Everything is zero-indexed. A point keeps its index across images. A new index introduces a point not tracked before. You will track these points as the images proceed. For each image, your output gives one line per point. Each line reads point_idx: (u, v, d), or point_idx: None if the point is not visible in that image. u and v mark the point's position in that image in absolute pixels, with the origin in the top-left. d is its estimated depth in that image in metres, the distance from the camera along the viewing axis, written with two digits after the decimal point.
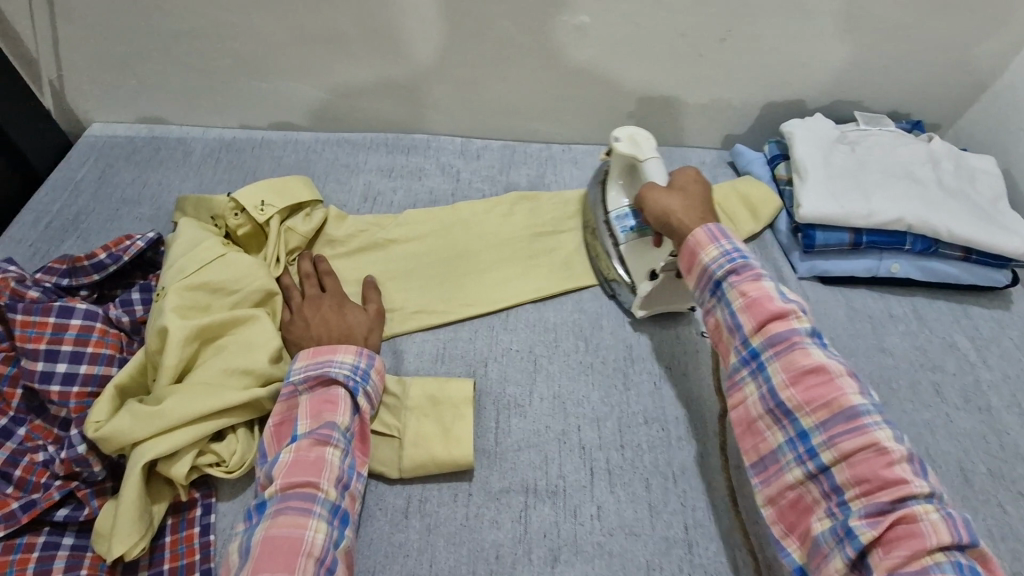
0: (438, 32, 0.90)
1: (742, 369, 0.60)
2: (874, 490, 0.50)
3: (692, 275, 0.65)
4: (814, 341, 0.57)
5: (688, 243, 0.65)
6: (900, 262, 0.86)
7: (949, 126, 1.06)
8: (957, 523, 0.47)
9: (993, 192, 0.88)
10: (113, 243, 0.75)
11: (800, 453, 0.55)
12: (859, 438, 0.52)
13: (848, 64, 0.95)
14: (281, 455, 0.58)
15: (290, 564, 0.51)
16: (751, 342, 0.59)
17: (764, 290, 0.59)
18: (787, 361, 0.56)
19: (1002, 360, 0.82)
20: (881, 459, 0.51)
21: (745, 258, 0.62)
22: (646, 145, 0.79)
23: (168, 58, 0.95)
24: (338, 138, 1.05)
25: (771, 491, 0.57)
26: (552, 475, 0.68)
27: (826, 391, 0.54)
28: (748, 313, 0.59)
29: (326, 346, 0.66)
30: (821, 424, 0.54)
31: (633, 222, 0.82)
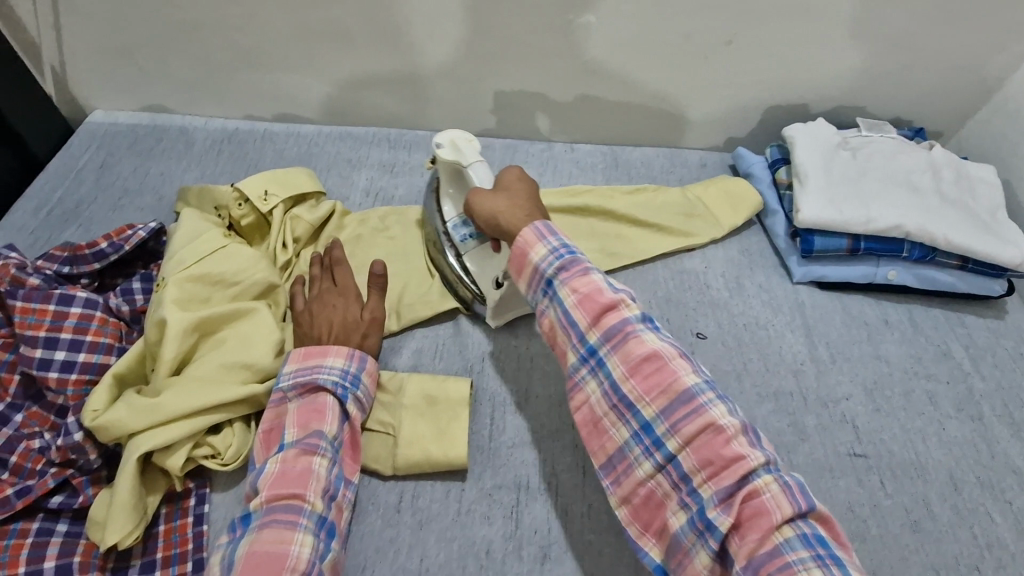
0: (443, 28, 0.90)
1: (580, 369, 0.60)
2: (719, 473, 0.51)
3: (522, 276, 0.63)
4: (646, 327, 0.58)
5: (518, 243, 0.63)
6: (896, 269, 0.86)
7: (951, 134, 1.05)
8: (796, 491, 0.49)
9: (992, 202, 0.88)
10: (114, 232, 0.75)
11: (646, 446, 0.56)
12: (699, 420, 0.53)
13: (852, 70, 0.95)
14: (267, 466, 0.59)
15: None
16: (590, 339, 0.58)
17: (594, 284, 0.59)
18: (623, 353, 0.57)
19: (995, 370, 0.82)
20: (719, 440, 0.52)
21: (573, 254, 0.61)
22: (468, 149, 0.80)
23: (172, 47, 0.95)
24: (341, 132, 1.05)
25: (625, 489, 0.58)
26: (544, 473, 0.69)
27: (662, 378, 0.55)
28: (582, 309, 0.59)
29: (317, 347, 0.67)
30: (661, 413, 0.55)
31: (469, 230, 0.81)
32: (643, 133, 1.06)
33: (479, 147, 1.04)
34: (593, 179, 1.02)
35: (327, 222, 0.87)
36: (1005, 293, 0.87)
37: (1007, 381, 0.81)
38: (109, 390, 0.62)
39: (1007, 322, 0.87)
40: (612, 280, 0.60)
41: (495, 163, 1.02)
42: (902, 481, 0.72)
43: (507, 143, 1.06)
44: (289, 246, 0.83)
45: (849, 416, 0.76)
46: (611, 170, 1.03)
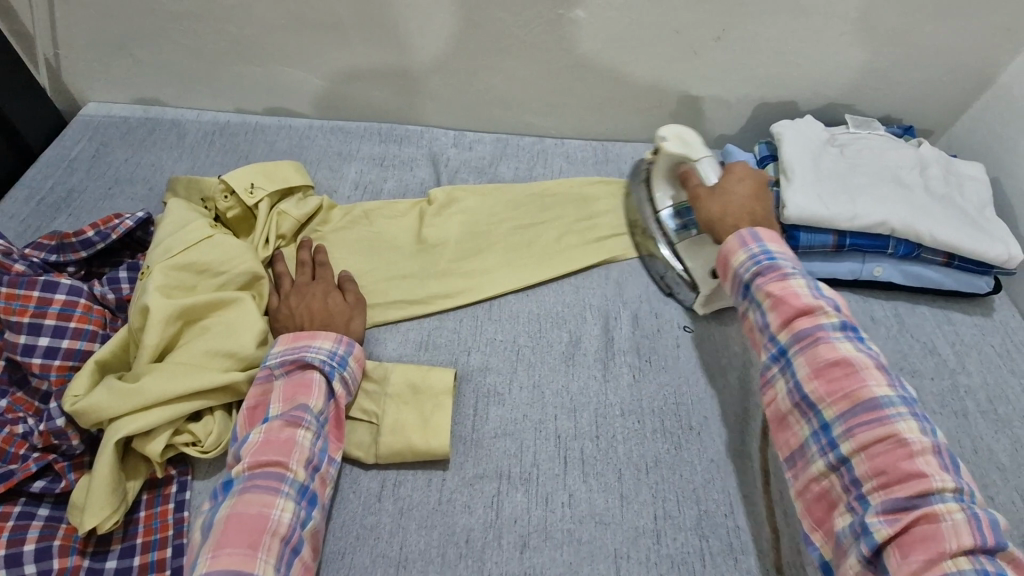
0: (434, 22, 0.91)
1: (771, 365, 0.63)
2: (891, 484, 0.52)
3: (727, 281, 0.69)
4: (844, 335, 0.59)
5: (723, 250, 0.69)
6: (882, 266, 0.86)
7: (941, 132, 1.06)
8: (985, 525, 0.48)
9: (980, 199, 0.88)
10: (102, 221, 0.76)
11: (822, 445, 0.57)
12: (879, 431, 0.54)
13: (842, 67, 0.95)
14: (251, 435, 0.59)
15: (255, 541, 0.52)
16: (779, 339, 0.62)
17: (795, 292, 0.62)
18: (810, 355, 0.59)
19: (980, 366, 0.82)
20: (901, 454, 0.52)
21: (772, 261, 0.65)
22: (694, 143, 0.81)
23: (165, 39, 0.95)
24: (332, 125, 1.05)
25: (799, 482, 0.59)
26: (526, 463, 0.69)
27: (847, 383, 0.57)
28: (777, 312, 0.62)
29: (306, 331, 0.67)
30: (843, 417, 0.56)
31: (683, 222, 0.84)
32: (635, 128, 1.06)
33: (470, 141, 1.05)
34: (584, 173, 1.02)
35: (314, 217, 0.87)
36: (993, 290, 0.87)
37: (992, 378, 0.81)
38: (92, 373, 0.62)
39: (993, 319, 0.87)
40: (816, 287, 0.62)
41: (486, 157, 1.03)
42: None
43: (497, 137, 1.06)
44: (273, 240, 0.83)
45: None
46: (602, 164, 1.03)
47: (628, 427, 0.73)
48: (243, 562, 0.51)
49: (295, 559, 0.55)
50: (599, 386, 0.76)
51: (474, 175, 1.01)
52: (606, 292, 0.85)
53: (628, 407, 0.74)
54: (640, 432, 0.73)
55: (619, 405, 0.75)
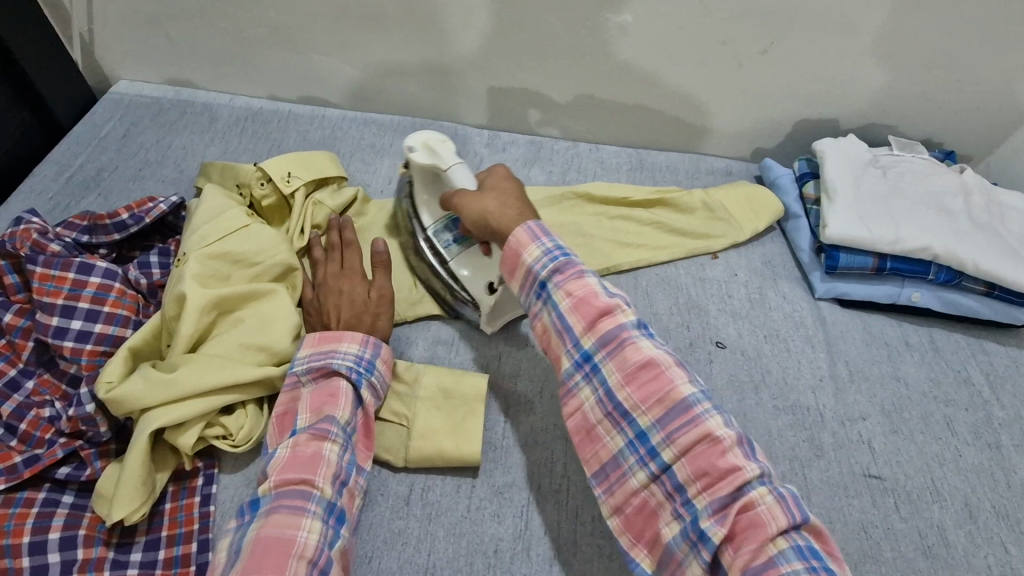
0: (478, 19, 0.89)
1: (575, 374, 0.57)
2: (715, 485, 0.49)
3: (516, 279, 0.61)
4: (642, 334, 0.56)
5: (510, 244, 0.61)
6: (921, 291, 0.85)
7: (981, 159, 1.04)
8: (791, 503, 0.48)
9: (1022, 229, 0.87)
10: (136, 203, 0.74)
11: (641, 456, 0.53)
12: (694, 431, 0.51)
13: (886, 88, 0.94)
14: (277, 451, 0.57)
15: (281, 565, 0.48)
16: (584, 344, 0.56)
17: (587, 289, 0.57)
18: (619, 359, 0.54)
19: (1015, 399, 0.81)
20: (714, 451, 0.50)
21: (567, 256, 0.59)
22: (444, 150, 0.75)
23: (203, 21, 0.94)
24: (365, 118, 1.04)
25: (619, 498, 0.55)
26: (556, 474, 0.68)
27: (658, 386, 0.53)
28: (578, 313, 0.56)
29: (331, 332, 0.65)
30: (658, 421, 0.52)
31: (453, 235, 0.78)
32: (670, 138, 1.05)
33: (504, 142, 1.03)
34: (617, 180, 1.01)
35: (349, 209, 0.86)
36: None
37: None
38: (124, 360, 0.61)
39: None
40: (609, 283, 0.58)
41: (519, 159, 1.01)
42: (917, 506, 0.71)
43: (532, 139, 1.05)
44: (309, 229, 0.81)
45: (866, 436, 0.75)
46: (636, 172, 1.02)
47: None
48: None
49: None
50: None
51: (507, 176, 0.99)
52: (638, 303, 0.84)
53: None
54: None
55: None
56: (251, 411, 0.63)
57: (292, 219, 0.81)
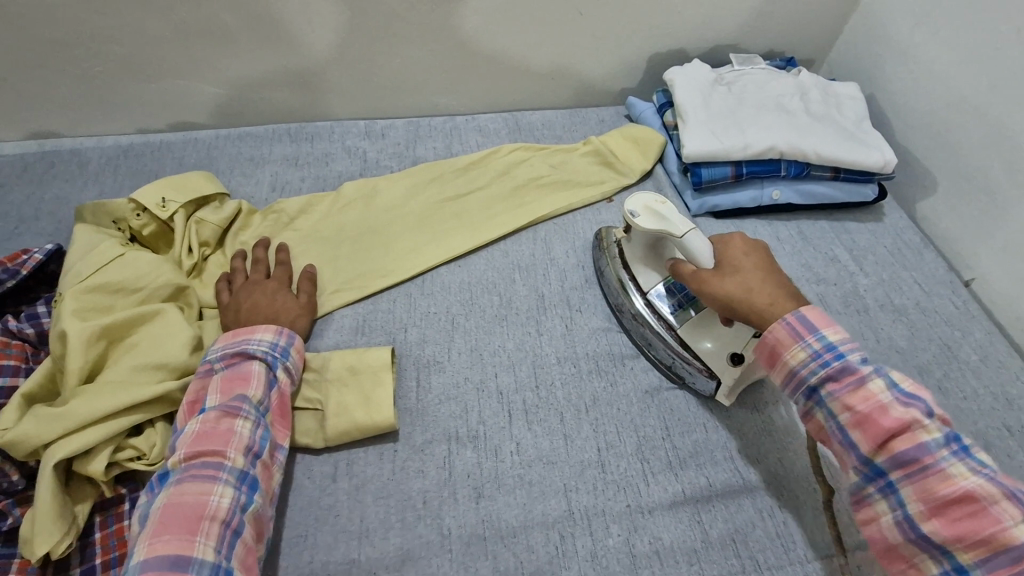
0: (322, 16, 0.91)
1: (867, 486, 0.56)
2: (981, 548, 0.50)
3: (777, 373, 0.61)
4: (950, 454, 0.52)
5: (767, 339, 0.61)
6: (780, 189, 0.92)
7: (822, 60, 1.13)
8: None
9: (857, 114, 0.95)
10: (8, 258, 0.74)
11: (902, 521, 0.53)
12: (952, 494, 0.51)
13: (719, 10, 1.01)
14: (187, 426, 0.61)
15: (193, 530, 0.55)
16: (866, 451, 0.55)
17: (873, 395, 0.55)
18: (922, 486, 0.52)
19: (876, 267, 0.90)
20: (978, 514, 0.50)
21: (841, 359, 0.57)
22: (670, 214, 0.73)
23: (47, 68, 0.93)
24: (240, 132, 1.04)
25: (887, 560, 0.55)
26: (472, 422, 0.72)
27: (977, 525, 0.50)
28: (863, 433, 0.55)
29: (246, 326, 0.69)
30: (921, 496, 0.52)
31: (678, 301, 0.77)
32: (540, 95, 1.09)
33: (382, 129, 1.06)
34: (498, 143, 1.05)
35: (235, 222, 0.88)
36: (879, 197, 0.95)
37: (887, 275, 0.89)
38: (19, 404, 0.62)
39: (884, 223, 0.95)
40: (895, 387, 0.55)
41: (400, 142, 1.04)
42: None
43: (409, 122, 1.07)
44: (194, 249, 0.83)
45: None
46: (514, 133, 1.06)
47: (565, 373, 0.77)
48: (181, 548, 0.53)
49: (237, 542, 0.56)
50: (533, 340, 0.80)
51: (390, 161, 1.02)
52: (531, 253, 0.89)
53: (563, 355, 0.79)
54: (577, 375, 0.77)
55: (554, 354, 0.79)
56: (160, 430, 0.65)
57: (175, 241, 0.82)
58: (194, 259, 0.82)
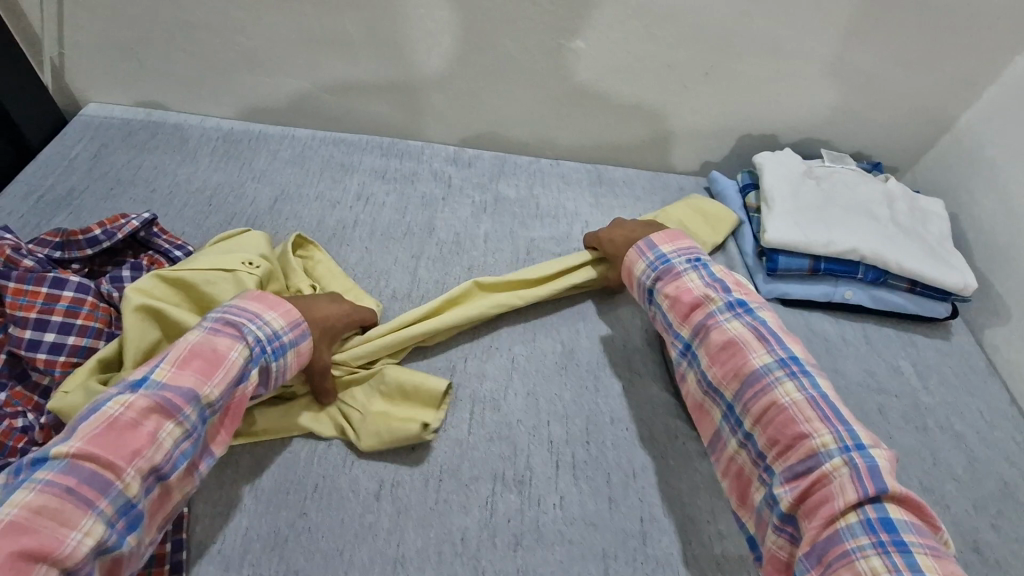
0: (441, 44, 0.95)
1: (681, 360, 0.74)
2: (787, 450, 0.61)
3: (635, 288, 0.82)
4: (737, 320, 0.70)
5: (627, 262, 0.83)
6: (853, 290, 0.92)
7: (906, 170, 1.14)
8: (864, 475, 0.55)
9: (941, 232, 0.96)
10: (109, 220, 0.77)
11: (732, 425, 0.67)
12: (763, 398, 0.64)
13: (817, 105, 1.03)
14: (104, 405, 0.53)
15: (127, 457, 0.51)
16: (682, 333, 0.74)
17: (687, 287, 0.75)
18: (707, 344, 0.71)
19: (940, 387, 0.88)
20: (786, 418, 0.62)
21: (667, 265, 0.79)
22: None
23: (175, 47, 0.98)
24: (335, 137, 1.08)
25: (721, 465, 0.68)
26: (520, 466, 0.72)
27: (752, 386, 0.65)
28: (674, 309, 0.75)
29: (269, 300, 0.68)
30: (734, 393, 0.67)
31: None
32: (625, 153, 1.12)
33: (469, 158, 1.09)
34: (578, 192, 1.07)
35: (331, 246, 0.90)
36: (950, 316, 0.95)
37: (951, 397, 0.87)
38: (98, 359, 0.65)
39: (952, 343, 0.94)
40: (705, 277, 0.76)
41: (484, 174, 1.07)
42: None
43: (496, 156, 1.10)
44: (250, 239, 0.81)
45: None
46: (595, 186, 1.08)
47: (617, 435, 0.76)
48: (107, 466, 0.50)
49: None
50: (590, 396, 0.79)
51: (472, 191, 1.04)
52: (598, 307, 0.89)
53: (618, 416, 0.78)
54: (629, 440, 0.76)
55: (609, 413, 0.78)
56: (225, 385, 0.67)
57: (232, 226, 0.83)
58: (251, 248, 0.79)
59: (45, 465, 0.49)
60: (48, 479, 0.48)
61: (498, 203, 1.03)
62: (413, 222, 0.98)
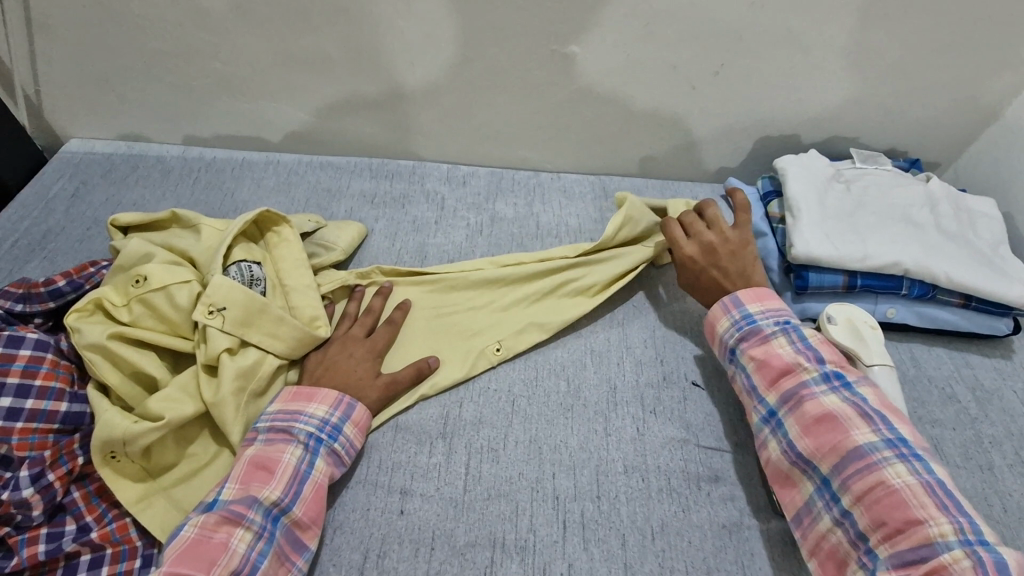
0: (425, 57, 0.88)
1: (763, 429, 0.66)
2: (894, 535, 0.54)
3: (714, 345, 0.75)
4: (829, 389, 0.64)
5: (707, 317, 0.76)
6: (896, 306, 0.82)
7: (948, 164, 1.03)
8: (991, 570, 0.49)
9: (994, 236, 0.85)
10: (74, 271, 0.73)
11: (826, 501, 0.60)
12: (867, 477, 0.57)
13: (844, 99, 0.93)
14: (184, 527, 0.55)
15: (206, 567, 0.53)
16: (768, 401, 0.67)
17: (776, 352, 0.68)
18: (798, 413, 0.63)
19: (1004, 415, 0.77)
20: (895, 500, 0.55)
21: (752, 325, 0.71)
22: (872, 343, 0.72)
23: (148, 76, 0.94)
24: (321, 161, 1.02)
25: (810, 543, 0.60)
26: (522, 529, 0.64)
27: (851, 462, 0.58)
28: (762, 372, 0.68)
29: (307, 388, 0.67)
30: (833, 469, 0.60)
31: None
32: (633, 161, 1.03)
33: (463, 176, 1.01)
34: (581, 207, 0.98)
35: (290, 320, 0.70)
36: (1011, 332, 0.83)
37: (1018, 427, 0.76)
38: (106, 355, 0.63)
39: (1014, 362, 0.82)
40: (800, 341, 0.68)
41: (480, 193, 0.99)
42: None
43: (492, 172, 1.03)
44: (217, 290, 0.67)
45: None
46: (601, 200, 1.00)
47: (631, 486, 0.68)
48: None
49: None
50: (600, 441, 0.71)
51: (467, 212, 0.97)
52: (606, 337, 0.81)
53: (632, 464, 0.69)
54: (645, 492, 0.67)
55: (622, 461, 0.69)
56: (267, 355, 0.69)
57: (234, 226, 0.74)
58: (205, 302, 0.67)
59: None
60: None
61: (495, 225, 0.95)
62: (404, 250, 0.91)
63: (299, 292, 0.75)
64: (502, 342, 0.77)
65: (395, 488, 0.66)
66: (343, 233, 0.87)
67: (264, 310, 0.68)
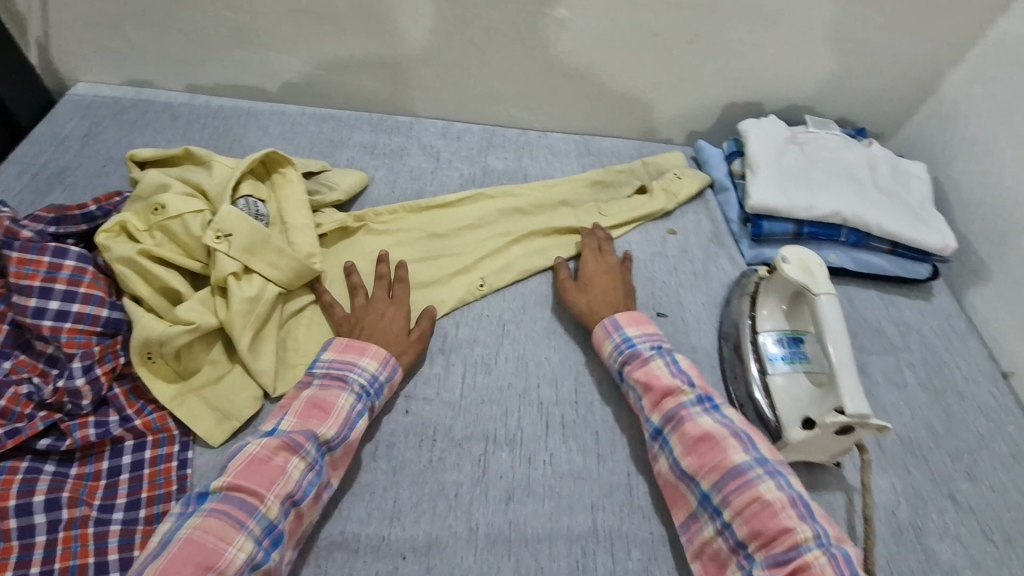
0: (425, 16, 0.95)
1: (654, 444, 0.70)
2: (767, 542, 0.59)
3: (601, 359, 0.79)
4: (702, 411, 0.69)
5: (594, 335, 0.79)
6: (836, 253, 0.94)
7: (891, 135, 1.15)
8: (841, 562, 0.56)
9: (922, 195, 0.98)
10: (103, 197, 0.79)
11: (709, 512, 0.64)
12: (746, 492, 0.61)
13: (801, 72, 1.03)
14: (247, 445, 0.61)
15: (265, 486, 0.58)
16: (653, 419, 0.70)
17: (655, 373, 0.72)
18: (681, 434, 0.67)
19: (920, 345, 0.90)
20: (769, 514, 0.60)
21: (632, 347, 0.75)
22: (820, 275, 0.76)
23: (160, 24, 0.99)
24: (323, 113, 1.09)
25: (693, 546, 0.65)
26: (511, 426, 0.74)
27: (729, 482, 0.63)
28: (648, 395, 0.72)
29: (359, 342, 0.72)
30: (715, 486, 0.64)
31: (782, 353, 0.78)
32: (613, 123, 1.13)
33: (457, 132, 1.10)
34: (566, 163, 1.08)
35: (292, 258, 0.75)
36: (931, 277, 0.97)
37: (930, 355, 0.89)
38: (136, 268, 0.70)
39: (932, 303, 0.96)
40: (673, 364, 0.73)
41: (473, 147, 1.07)
42: None
43: (484, 129, 1.11)
44: (226, 220, 0.72)
45: None
46: (583, 157, 1.09)
47: (604, 394, 0.79)
48: (251, 493, 0.58)
49: None
50: (578, 358, 0.82)
51: (461, 164, 1.05)
52: None
53: (605, 377, 0.80)
54: (616, 398, 0.78)
55: (597, 374, 0.80)
56: (269, 283, 0.74)
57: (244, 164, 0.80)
58: (213, 228, 0.72)
59: (209, 497, 0.58)
60: (211, 507, 0.57)
61: (486, 176, 1.04)
62: (403, 196, 0.99)
63: (297, 229, 0.80)
64: (486, 278, 0.87)
65: (400, 394, 0.75)
66: (346, 178, 0.94)
67: (267, 242, 0.74)
